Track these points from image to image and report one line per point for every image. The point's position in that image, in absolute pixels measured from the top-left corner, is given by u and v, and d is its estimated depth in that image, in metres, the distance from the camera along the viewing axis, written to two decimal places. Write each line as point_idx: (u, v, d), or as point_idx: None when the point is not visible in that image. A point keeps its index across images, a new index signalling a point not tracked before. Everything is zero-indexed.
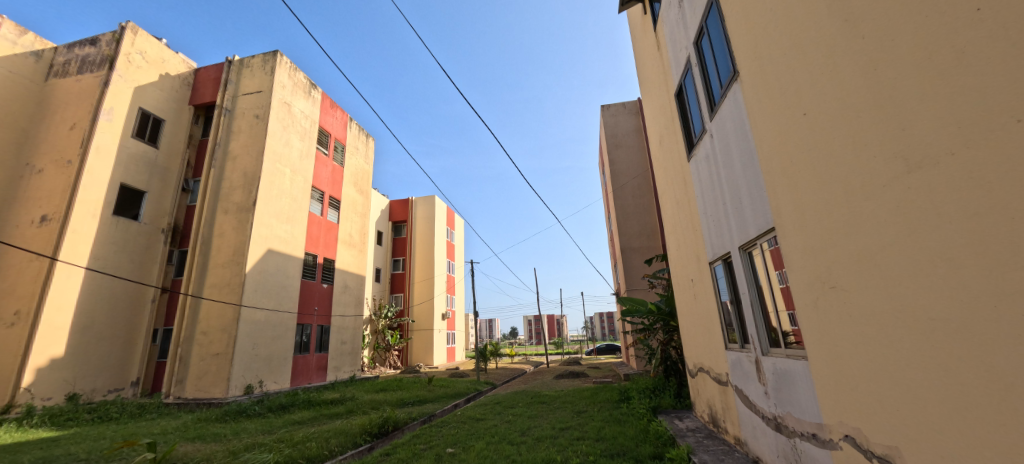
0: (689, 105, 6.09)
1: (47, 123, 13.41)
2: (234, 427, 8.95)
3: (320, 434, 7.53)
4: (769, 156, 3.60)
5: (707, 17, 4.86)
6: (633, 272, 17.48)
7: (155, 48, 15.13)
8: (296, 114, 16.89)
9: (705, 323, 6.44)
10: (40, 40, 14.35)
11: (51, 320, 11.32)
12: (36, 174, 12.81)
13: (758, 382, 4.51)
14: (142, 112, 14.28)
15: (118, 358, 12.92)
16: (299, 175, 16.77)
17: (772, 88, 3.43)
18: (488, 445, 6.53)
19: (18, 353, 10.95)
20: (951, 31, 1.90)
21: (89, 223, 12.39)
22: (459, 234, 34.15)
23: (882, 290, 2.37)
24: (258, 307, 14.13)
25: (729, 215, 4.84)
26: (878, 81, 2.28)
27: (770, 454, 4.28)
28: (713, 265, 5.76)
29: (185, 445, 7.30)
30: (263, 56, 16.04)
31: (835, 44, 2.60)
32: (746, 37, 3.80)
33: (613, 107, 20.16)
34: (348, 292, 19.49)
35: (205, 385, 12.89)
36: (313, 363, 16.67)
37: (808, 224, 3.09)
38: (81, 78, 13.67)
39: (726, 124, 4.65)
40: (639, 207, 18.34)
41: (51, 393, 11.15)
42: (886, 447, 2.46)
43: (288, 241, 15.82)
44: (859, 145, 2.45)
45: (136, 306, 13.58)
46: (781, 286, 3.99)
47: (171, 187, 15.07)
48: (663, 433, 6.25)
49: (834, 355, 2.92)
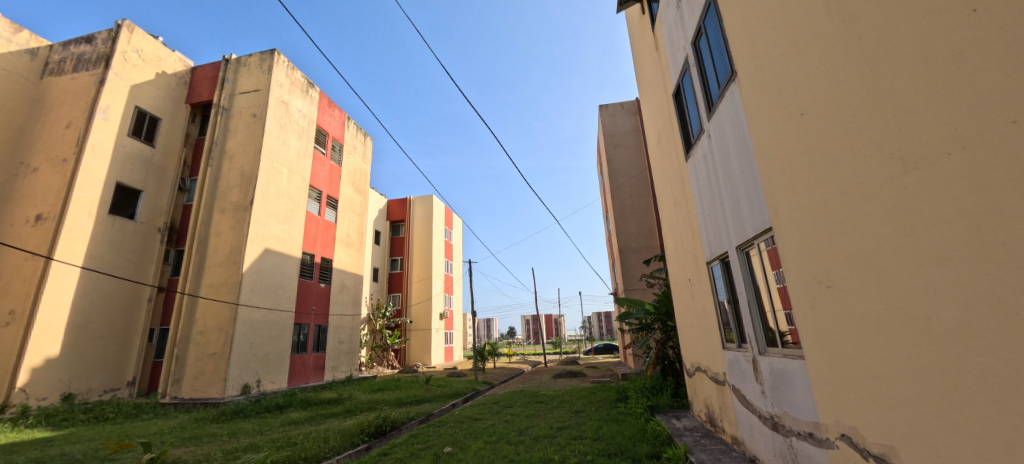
0: (687, 106, 6.09)
1: (42, 122, 13.33)
2: (230, 428, 8.91)
3: (317, 434, 7.50)
4: (766, 156, 3.61)
5: (705, 17, 4.86)
6: (630, 271, 17.50)
7: (151, 46, 15.06)
8: (294, 113, 16.83)
9: (702, 322, 6.45)
10: (35, 38, 14.26)
11: (46, 320, 11.26)
12: (30, 173, 12.73)
13: (755, 381, 4.52)
14: (138, 111, 14.21)
15: (114, 358, 12.86)
16: (296, 174, 16.73)
17: (770, 89, 3.43)
18: (486, 445, 6.52)
19: (12, 353, 10.88)
20: (947, 32, 1.91)
21: (85, 222, 12.32)
22: (457, 233, 34.10)
23: (879, 290, 2.38)
24: (255, 306, 14.08)
25: (726, 215, 4.86)
26: (875, 82, 2.28)
27: (767, 453, 4.29)
28: (710, 264, 5.77)
29: (180, 445, 7.27)
30: (260, 55, 15.97)
31: (832, 45, 2.61)
32: (744, 37, 3.80)
33: (611, 107, 20.17)
34: (346, 291, 19.46)
35: (201, 385, 12.84)
36: (310, 363, 16.63)
37: (805, 224, 3.10)
38: (77, 76, 13.59)
39: (723, 125, 4.65)
40: (636, 207, 18.36)
41: (47, 393, 11.08)
42: (882, 446, 2.48)
43: (285, 240, 15.78)
44: (856, 145, 2.46)
45: (132, 306, 13.52)
46: (778, 286, 4.00)
47: (168, 186, 15.01)
48: (660, 432, 6.26)
49: (831, 355, 2.93)
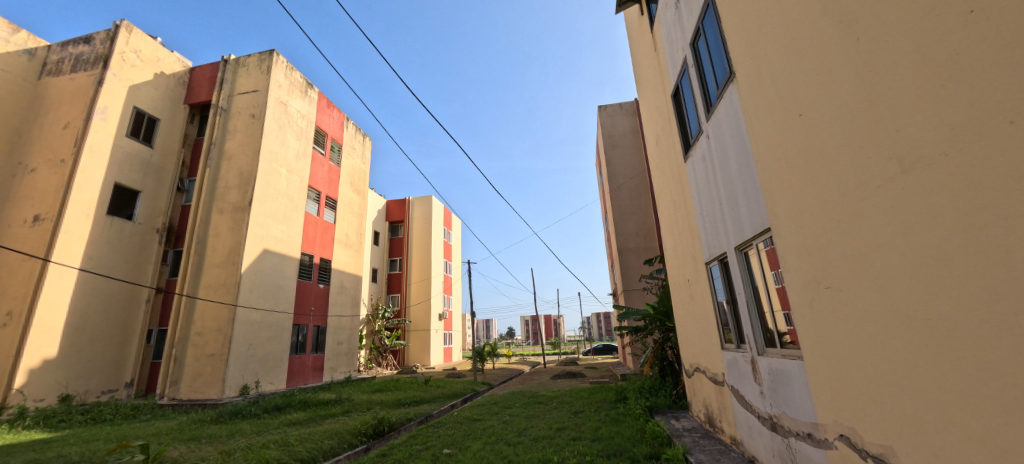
0: (686, 107, 6.10)
1: (40, 122, 13.29)
2: (230, 429, 8.92)
3: (315, 435, 7.49)
4: (765, 156, 3.63)
5: (703, 17, 4.87)
6: (629, 272, 17.49)
7: (150, 47, 15.03)
8: (293, 114, 16.83)
9: (701, 323, 6.45)
10: (33, 38, 14.24)
11: (44, 321, 11.23)
12: (29, 173, 12.69)
13: (754, 382, 4.53)
14: (137, 111, 14.18)
15: (112, 359, 12.82)
16: (295, 175, 16.72)
17: (768, 89, 3.45)
18: (485, 446, 6.52)
19: (10, 354, 10.86)
20: (945, 32, 1.91)
21: (82, 222, 12.28)
22: (456, 234, 34.11)
23: (878, 291, 2.38)
24: (254, 307, 14.07)
25: (725, 216, 4.84)
26: (873, 83, 2.29)
27: (766, 454, 4.29)
28: (709, 265, 5.77)
29: (178, 446, 7.30)
30: (259, 55, 15.97)
31: (829, 47, 2.61)
32: (742, 39, 3.82)
33: (610, 107, 20.18)
34: (345, 292, 19.46)
35: (199, 386, 12.81)
36: (308, 364, 16.61)
37: (803, 224, 3.11)
38: (75, 76, 13.57)
39: (722, 125, 4.65)
40: (635, 207, 18.38)
41: (45, 394, 11.06)
42: (881, 446, 2.48)
43: (284, 241, 15.76)
44: (854, 146, 2.46)
45: (130, 307, 13.47)
46: (777, 286, 4.00)
47: (166, 187, 14.98)
48: (660, 432, 6.26)
49: (830, 357, 2.92)
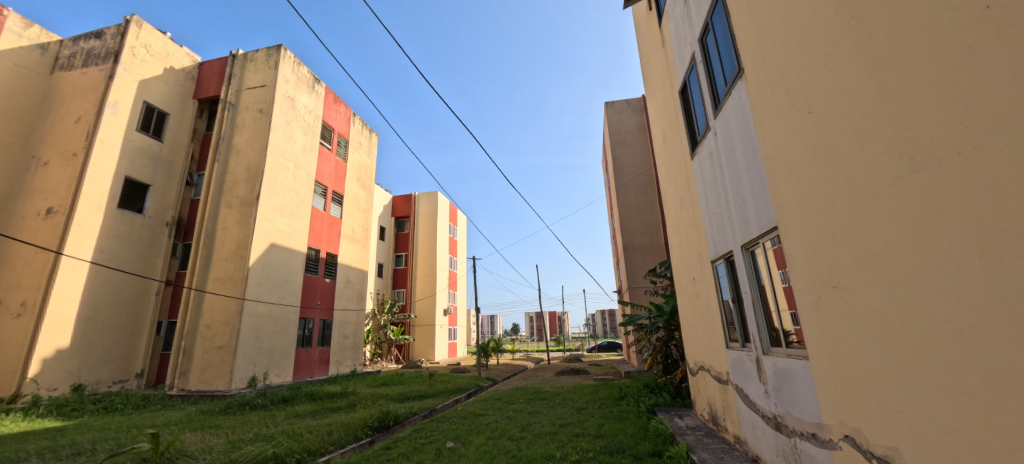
0: (693, 104, 6.04)
1: (52, 116, 13.47)
2: (239, 420, 9.01)
3: (322, 427, 7.58)
4: (772, 154, 3.60)
5: (711, 12, 4.83)
6: (635, 269, 17.48)
7: (159, 42, 15.14)
8: (300, 109, 16.93)
9: (706, 322, 6.40)
10: (46, 33, 14.35)
11: (58, 312, 11.46)
12: (41, 166, 12.88)
13: (759, 381, 4.49)
14: (146, 106, 14.30)
15: (122, 350, 13.02)
16: (302, 169, 16.80)
17: (777, 85, 3.39)
18: (488, 440, 6.56)
19: (24, 344, 11.07)
20: (961, 28, 1.87)
21: (93, 215, 12.44)
22: (462, 230, 34.22)
23: (886, 291, 2.34)
24: (261, 300, 14.21)
25: (732, 214, 4.81)
26: (885, 79, 2.25)
27: (769, 453, 4.27)
28: (715, 263, 5.74)
29: (190, 434, 7.49)
30: (267, 50, 16.07)
31: (841, 42, 2.56)
32: (751, 35, 3.76)
33: (617, 103, 20.09)
34: (351, 286, 19.59)
35: (207, 378, 12.99)
36: (314, 357, 16.80)
37: (811, 222, 3.07)
38: (87, 71, 13.71)
39: (729, 123, 4.61)
40: (641, 205, 18.27)
41: (57, 383, 11.28)
42: (885, 448, 2.46)
43: (290, 236, 15.88)
44: (863, 144, 2.43)
45: (140, 299, 13.65)
46: (783, 286, 3.98)
47: (176, 180, 15.14)
48: (664, 430, 6.25)
49: (837, 357, 2.88)
